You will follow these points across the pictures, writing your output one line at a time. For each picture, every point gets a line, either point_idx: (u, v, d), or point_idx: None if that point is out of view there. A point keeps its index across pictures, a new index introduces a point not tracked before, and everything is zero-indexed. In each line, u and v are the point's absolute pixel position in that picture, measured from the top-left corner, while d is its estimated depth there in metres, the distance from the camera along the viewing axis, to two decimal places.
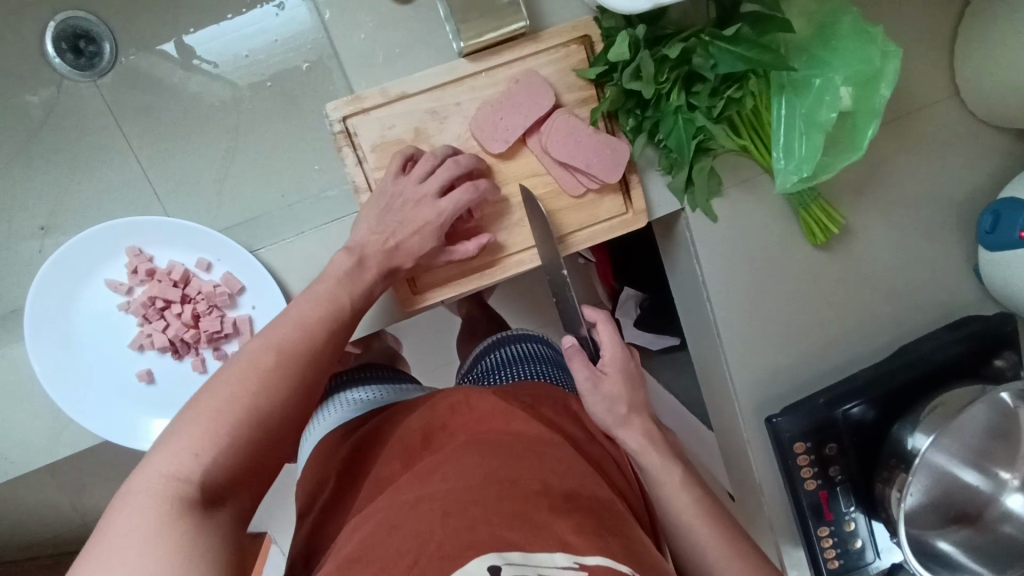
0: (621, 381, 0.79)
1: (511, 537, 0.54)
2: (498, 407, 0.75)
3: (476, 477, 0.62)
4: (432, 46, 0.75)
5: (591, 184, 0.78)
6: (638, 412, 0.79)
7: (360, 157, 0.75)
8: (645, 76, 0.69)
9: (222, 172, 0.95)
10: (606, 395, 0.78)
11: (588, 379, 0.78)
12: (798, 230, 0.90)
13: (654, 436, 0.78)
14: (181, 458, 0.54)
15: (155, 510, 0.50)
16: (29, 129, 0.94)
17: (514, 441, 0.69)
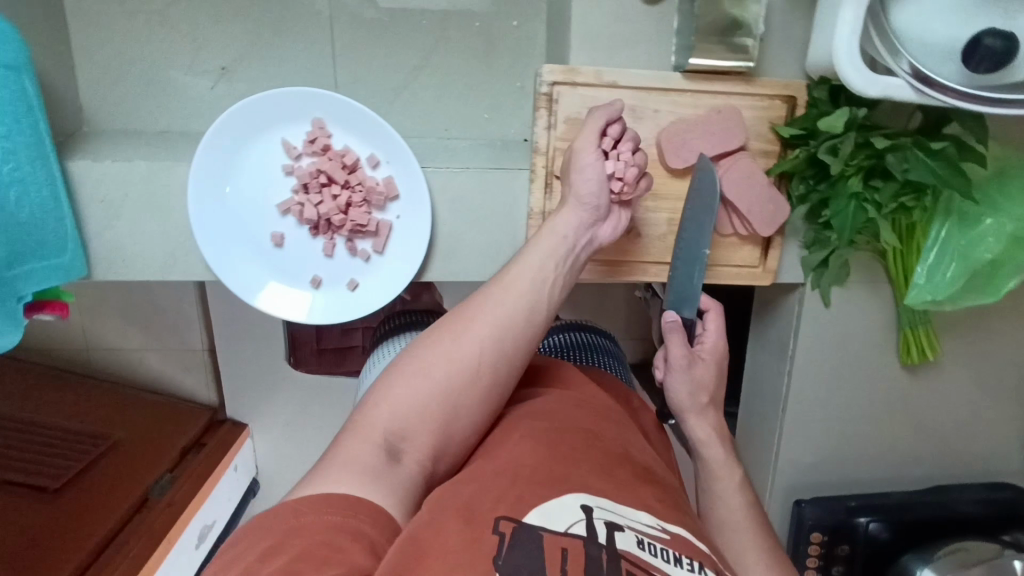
0: (712, 372, 0.77)
1: (602, 488, 0.57)
2: (573, 383, 0.77)
3: (566, 430, 0.65)
4: (653, 49, 0.78)
5: (741, 229, 0.83)
6: (715, 406, 0.79)
7: (551, 123, 0.79)
8: (840, 154, 0.73)
9: (403, 87, 0.93)
10: (695, 378, 0.76)
11: (682, 364, 0.75)
12: (894, 344, 0.93)
13: (722, 434, 0.77)
14: (391, 414, 0.59)
15: (364, 451, 0.56)
16: None
17: (588, 412, 0.71)
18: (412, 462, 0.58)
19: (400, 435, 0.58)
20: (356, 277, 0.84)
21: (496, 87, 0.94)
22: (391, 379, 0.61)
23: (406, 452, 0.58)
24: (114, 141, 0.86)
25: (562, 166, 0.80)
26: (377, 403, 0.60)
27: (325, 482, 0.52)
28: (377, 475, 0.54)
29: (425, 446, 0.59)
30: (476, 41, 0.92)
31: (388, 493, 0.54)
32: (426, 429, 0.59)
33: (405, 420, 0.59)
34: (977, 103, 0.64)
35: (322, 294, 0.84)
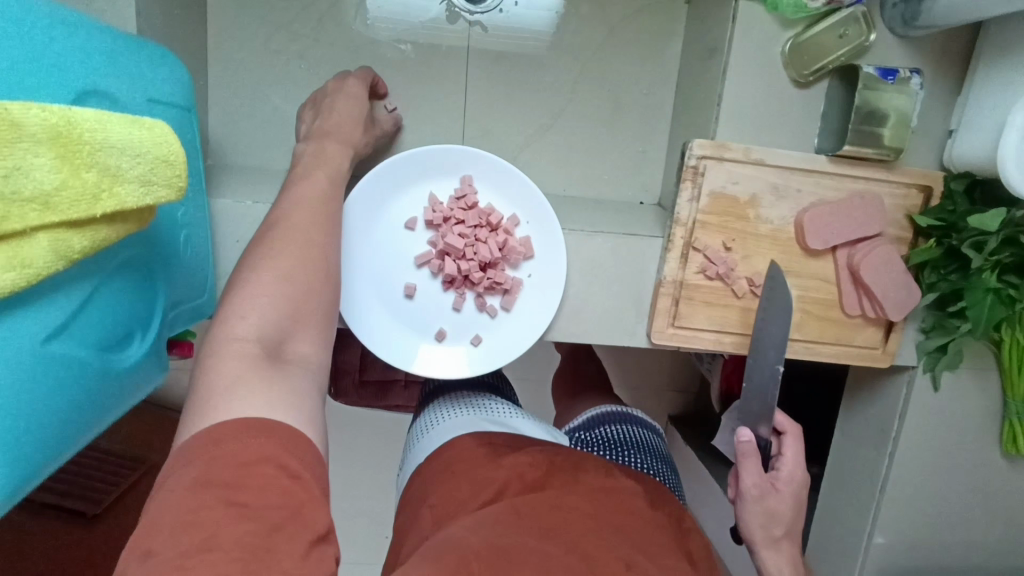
0: (791, 503, 0.70)
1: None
2: (614, 486, 0.70)
3: (597, 555, 0.60)
4: (799, 133, 0.80)
5: (869, 311, 0.83)
6: (791, 538, 0.71)
7: (695, 196, 0.80)
8: (984, 250, 0.74)
9: (529, 143, 0.94)
10: (769, 509, 0.70)
11: (755, 495, 0.70)
12: (997, 431, 0.94)
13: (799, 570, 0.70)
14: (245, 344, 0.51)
15: (241, 366, 0.49)
16: None
17: (627, 528, 0.64)
18: (297, 357, 0.53)
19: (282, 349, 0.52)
20: (480, 333, 0.83)
21: (618, 151, 0.95)
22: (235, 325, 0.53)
23: (291, 346, 0.53)
24: (245, 179, 0.85)
25: (701, 239, 0.81)
26: (242, 326, 0.52)
27: (249, 398, 0.47)
28: (275, 393, 0.49)
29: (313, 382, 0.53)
30: (604, 104, 0.94)
31: (295, 390, 0.50)
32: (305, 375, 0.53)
33: (277, 338, 0.53)
34: None
35: (444, 348, 0.83)
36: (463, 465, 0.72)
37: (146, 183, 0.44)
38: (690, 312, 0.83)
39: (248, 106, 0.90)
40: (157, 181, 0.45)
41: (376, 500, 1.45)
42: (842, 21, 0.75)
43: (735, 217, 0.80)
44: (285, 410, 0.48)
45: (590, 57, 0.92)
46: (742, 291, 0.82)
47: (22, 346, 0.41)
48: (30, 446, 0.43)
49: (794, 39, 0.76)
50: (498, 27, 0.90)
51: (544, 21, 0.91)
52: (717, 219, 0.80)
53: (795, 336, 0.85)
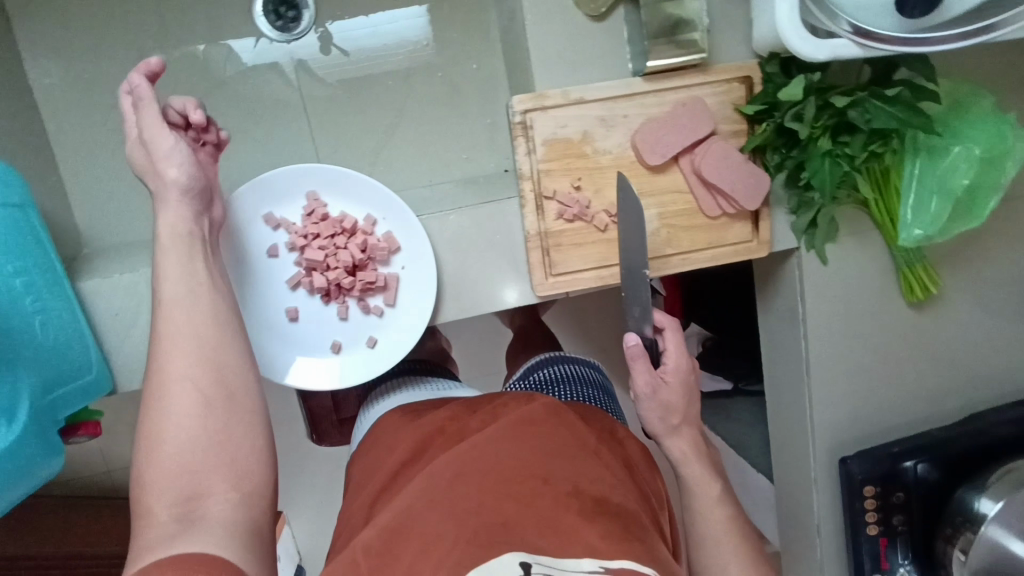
0: (679, 392, 0.85)
1: (545, 545, 0.65)
2: (536, 412, 0.80)
3: (516, 476, 0.72)
4: (611, 62, 0.83)
5: (728, 209, 0.86)
6: (688, 424, 0.87)
7: (531, 148, 0.82)
8: (805, 119, 0.77)
9: (381, 146, 0.97)
10: (661, 400, 0.85)
11: (649, 391, 0.83)
12: (896, 286, 0.97)
13: (697, 450, 0.87)
14: (170, 454, 0.58)
15: (193, 425, 0.60)
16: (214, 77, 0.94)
17: (545, 447, 0.76)
18: (217, 486, 0.58)
19: (197, 479, 0.58)
20: (373, 334, 0.86)
21: (467, 129, 0.98)
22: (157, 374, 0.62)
23: (208, 498, 0.58)
24: (117, 255, 0.88)
25: (549, 187, 0.84)
26: (166, 389, 0.61)
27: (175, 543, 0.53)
28: (199, 536, 0.54)
29: (245, 457, 0.61)
30: (440, 89, 0.97)
31: (218, 532, 0.55)
32: (222, 464, 0.59)
33: (194, 467, 0.58)
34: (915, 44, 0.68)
35: (343, 358, 0.85)
36: (390, 431, 0.87)
37: None
38: (563, 258, 0.86)
39: (104, 186, 0.92)
40: None
41: None
42: None
43: (575, 157, 0.83)
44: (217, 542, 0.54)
45: (414, 50, 0.95)
46: (604, 224, 0.85)
47: None
48: None
49: None
50: (364, 49, 0.95)
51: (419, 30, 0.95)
52: (559, 164, 0.83)
53: (670, 252, 0.88)
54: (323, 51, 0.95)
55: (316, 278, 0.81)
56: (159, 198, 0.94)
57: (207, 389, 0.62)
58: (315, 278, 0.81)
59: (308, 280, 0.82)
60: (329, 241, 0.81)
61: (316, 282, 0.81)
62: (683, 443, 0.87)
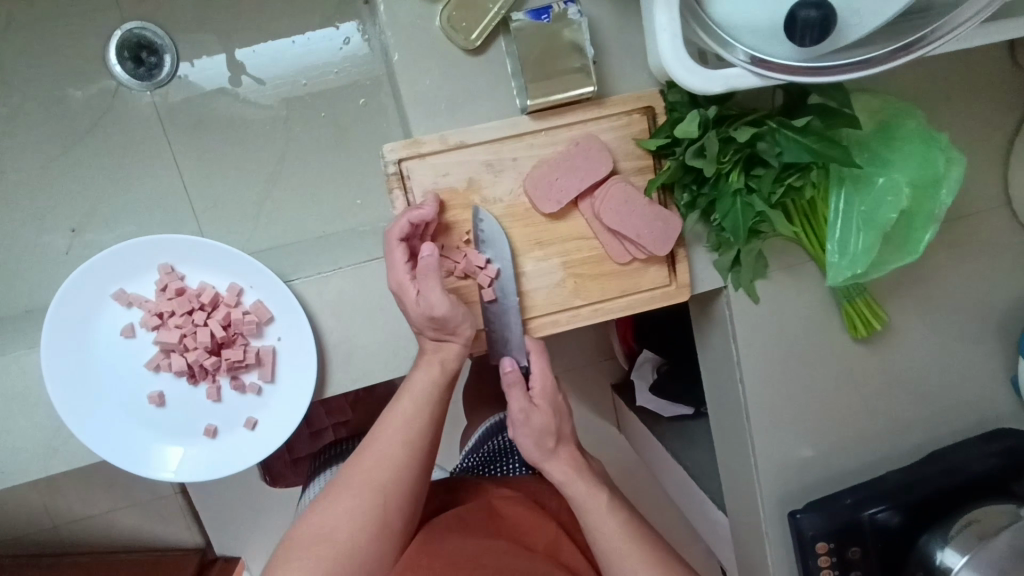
0: (551, 413, 0.76)
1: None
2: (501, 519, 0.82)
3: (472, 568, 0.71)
4: (494, 99, 0.74)
5: (638, 254, 0.77)
6: (565, 441, 0.79)
7: (410, 202, 0.74)
8: (708, 155, 0.68)
9: (263, 196, 0.88)
10: (536, 427, 0.76)
11: (519, 420, 0.75)
12: (840, 320, 0.88)
13: (580, 466, 0.78)
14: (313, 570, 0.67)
15: None
16: (73, 129, 0.85)
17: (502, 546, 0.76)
18: None
19: None
20: (253, 413, 0.77)
21: (359, 175, 0.89)
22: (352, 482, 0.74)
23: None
24: None
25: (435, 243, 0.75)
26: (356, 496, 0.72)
27: None
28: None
29: None
30: (325, 132, 0.89)
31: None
32: None
33: None
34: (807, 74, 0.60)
35: (221, 443, 0.77)
36: None
37: None
38: None
39: None
40: None
41: None
42: None
43: (462, 207, 0.75)
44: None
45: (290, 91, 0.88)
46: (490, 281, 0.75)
47: None
48: None
49: (444, 8, 0.71)
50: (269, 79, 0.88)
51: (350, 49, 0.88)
52: (444, 216, 0.75)
53: (579, 303, 0.79)
54: (232, 82, 0.87)
55: (173, 360, 0.73)
56: (20, 269, 0.85)
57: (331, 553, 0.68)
58: (173, 360, 0.73)
59: (168, 363, 0.74)
60: (188, 318, 0.73)
61: (175, 364, 0.73)
62: (561, 463, 0.78)
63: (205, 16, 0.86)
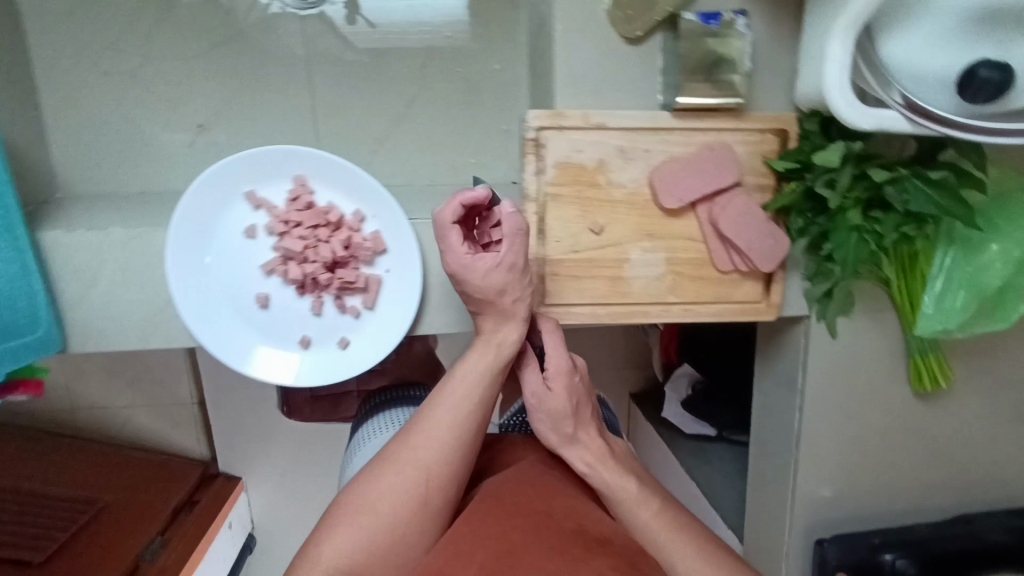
0: (567, 392, 0.76)
1: (551, 565, 0.53)
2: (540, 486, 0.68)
3: (500, 532, 0.59)
4: (641, 90, 0.77)
5: (741, 266, 0.80)
6: (585, 426, 0.77)
7: (540, 169, 0.77)
8: (838, 188, 0.71)
9: (385, 135, 0.90)
10: (550, 410, 0.75)
11: (536, 399, 0.76)
12: (905, 372, 0.91)
13: (603, 456, 0.76)
14: (354, 538, 0.65)
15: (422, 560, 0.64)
16: (215, 30, 0.86)
17: (538, 519, 0.60)
18: None
19: None
20: (346, 334, 0.81)
21: (478, 133, 0.92)
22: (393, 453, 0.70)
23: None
24: (87, 207, 0.83)
25: (553, 213, 0.78)
26: (398, 469, 0.69)
27: None
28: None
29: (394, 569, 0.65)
30: (455, 83, 0.90)
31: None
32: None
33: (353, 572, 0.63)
34: (952, 127, 0.64)
35: (311, 355, 0.81)
36: None
37: None
38: (557, 288, 0.81)
39: (86, 130, 0.86)
40: None
41: None
42: None
43: (587, 185, 0.77)
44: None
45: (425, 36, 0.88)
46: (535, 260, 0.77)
47: None
48: None
49: None
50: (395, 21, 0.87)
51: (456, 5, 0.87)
52: (569, 190, 0.77)
53: (672, 299, 0.83)
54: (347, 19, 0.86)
55: (293, 268, 0.76)
56: (142, 152, 0.88)
57: (372, 537, 0.65)
58: (292, 267, 0.76)
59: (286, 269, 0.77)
60: (312, 230, 0.76)
61: (294, 271, 0.76)
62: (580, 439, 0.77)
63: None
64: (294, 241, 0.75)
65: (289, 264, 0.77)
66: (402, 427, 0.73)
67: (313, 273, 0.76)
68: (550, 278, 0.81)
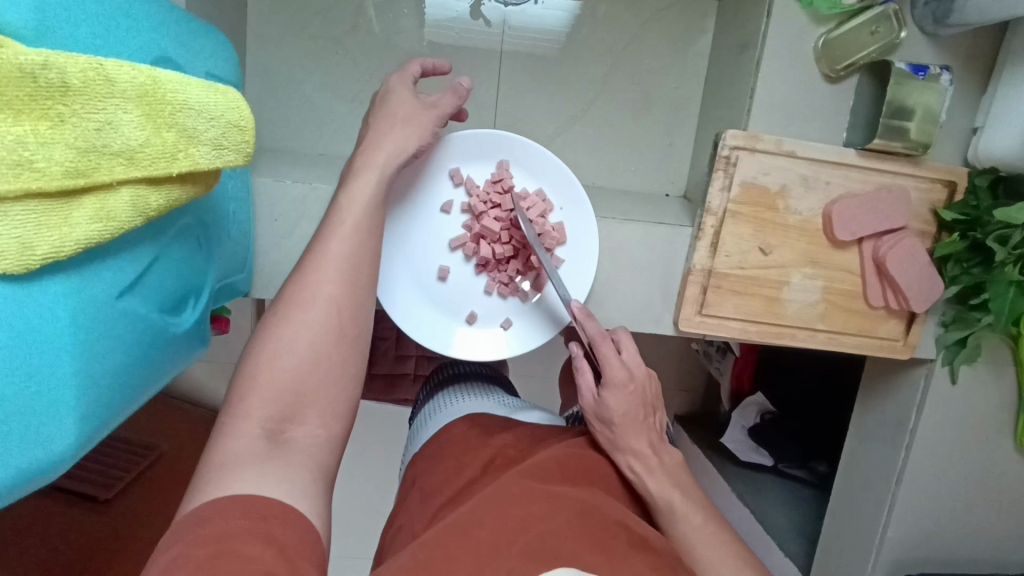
0: (626, 402, 0.74)
1: (592, 564, 0.58)
2: (575, 465, 0.71)
3: (557, 510, 0.62)
4: (828, 127, 0.82)
5: (892, 303, 0.85)
6: (644, 429, 0.75)
7: (726, 185, 0.81)
8: (1009, 244, 0.76)
9: (557, 134, 0.96)
10: (603, 417, 0.75)
11: (594, 406, 0.75)
12: (1013, 426, 0.96)
13: (649, 466, 0.74)
14: (282, 370, 0.51)
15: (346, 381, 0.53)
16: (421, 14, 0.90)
17: (586, 508, 0.64)
18: (308, 432, 0.51)
19: (294, 403, 0.51)
20: (510, 316, 0.84)
21: (642, 145, 0.97)
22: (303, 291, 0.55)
23: (297, 423, 0.51)
24: (280, 159, 0.86)
25: (731, 229, 0.82)
26: (306, 307, 0.54)
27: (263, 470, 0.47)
28: (284, 470, 0.48)
29: (339, 383, 0.53)
30: (632, 97, 0.95)
31: (301, 473, 0.48)
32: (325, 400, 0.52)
33: (299, 387, 0.52)
34: None
35: (474, 331, 0.83)
36: (455, 443, 0.80)
37: (217, 146, 0.45)
38: (717, 301, 0.85)
39: (286, 89, 0.90)
40: (228, 145, 0.46)
41: (383, 491, 1.44)
42: (874, 19, 0.77)
43: (765, 208, 0.82)
44: (298, 492, 0.47)
45: (532, 55, 0.93)
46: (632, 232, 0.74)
47: (100, 298, 0.42)
48: (97, 402, 0.43)
49: (827, 33, 0.78)
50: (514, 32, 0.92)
51: (561, 21, 0.92)
52: (748, 210, 0.82)
53: (819, 327, 0.86)
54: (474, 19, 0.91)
55: (486, 249, 0.79)
56: (331, 117, 0.92)
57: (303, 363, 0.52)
58: (481, 248, 0.80)
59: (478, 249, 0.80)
60: (506, 217, 0.79)
61: (486, 252, 0.79)
62: (638, 438, 0.74)
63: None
64: (488, 224, 0.78)
65: (480, 245, 0.80)
66: (299, 259, 0.57)
67: (498, 254, 0.80)
68: (713, 292, 0.84)
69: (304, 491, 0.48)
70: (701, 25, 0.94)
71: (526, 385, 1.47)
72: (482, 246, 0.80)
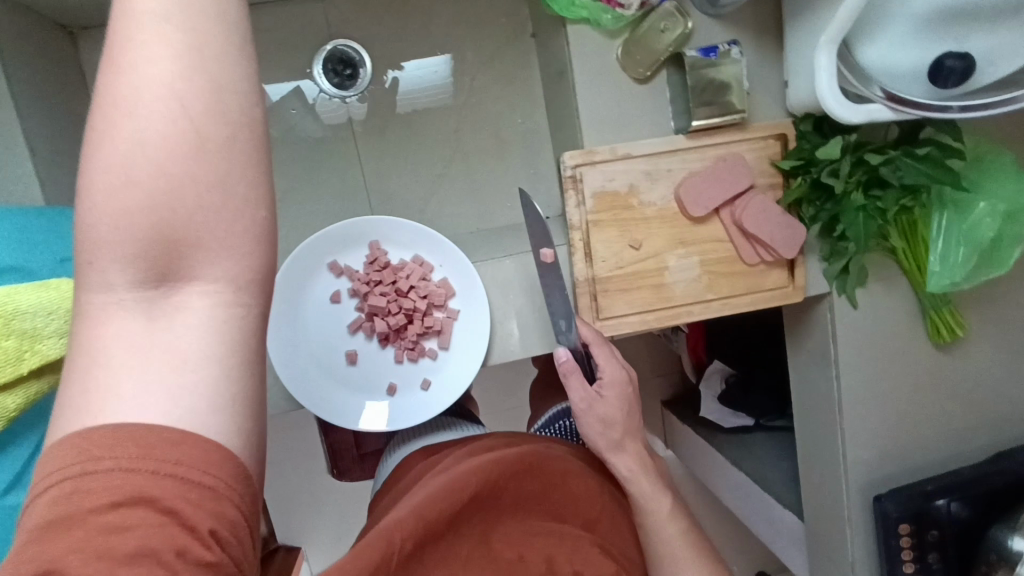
0: (620, 405, 0.84)
1: None
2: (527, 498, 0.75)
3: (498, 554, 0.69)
4: (654, 121, 0.89)
5: (766, 257, 0.91)
6: (630, 437, 0.86)
7: (581, 201, 0.87)
8: (841, 175, 0.83)
9: (429, 195, 1.02)
10: (600, 416, 0.84)
11: (593, 404, 0.84)
12: (923, 328, 1.01)
13: (643, 467, 0.86)
14: (125, 219, 0.37)
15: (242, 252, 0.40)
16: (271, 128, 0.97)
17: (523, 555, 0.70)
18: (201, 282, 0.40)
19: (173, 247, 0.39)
20: (427, 375, 0.89)
21: (510, 181, 1.03)
22: (114, 138, 0.37)
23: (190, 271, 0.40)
24: None
25: (598, 237, 0.88)
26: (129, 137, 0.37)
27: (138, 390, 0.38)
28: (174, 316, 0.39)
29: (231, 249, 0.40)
30: (487, 141, 1.02)
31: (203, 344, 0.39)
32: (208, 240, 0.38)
33: (160, 236, 0.38)
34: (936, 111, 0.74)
35: (398, 400, 0.88)
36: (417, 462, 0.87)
37: (65, 334, 0.50)
38: (609, 304, 0.90)
39: None
40: (75, 329, 0.51)
41: None
42: (659, 19, 0.83)
43: (622, 209, 0.88)
44: (196, 404, 0.39)
45: (382, 132, 1.00)
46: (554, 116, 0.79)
47: None
48: None
49: (621, 45, 0.86)
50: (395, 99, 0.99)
51: (436, 77, 0.99)
52: (607, 216, 0.88)
53: (710, 297, 0.92)
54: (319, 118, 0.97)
55: (380, 323, 0.86)
56: None
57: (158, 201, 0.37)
58: (377, 324, 0.86)
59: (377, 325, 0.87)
60: (397, 292, 0.86)
61: (381, 327, 0.86)
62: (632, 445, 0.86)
63: (396, 33, 0.97)
64: (377, 299, 0.85)
65: (375, 323, 0.86)
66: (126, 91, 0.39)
67: (393, 325, 0.87)
68: (603, 299, 0.90)
69: (205, 401, 0.39)
70: (524, 60, 1.01)
71: (500, 421, 1.51)
72: (378, 323, 0.86)
